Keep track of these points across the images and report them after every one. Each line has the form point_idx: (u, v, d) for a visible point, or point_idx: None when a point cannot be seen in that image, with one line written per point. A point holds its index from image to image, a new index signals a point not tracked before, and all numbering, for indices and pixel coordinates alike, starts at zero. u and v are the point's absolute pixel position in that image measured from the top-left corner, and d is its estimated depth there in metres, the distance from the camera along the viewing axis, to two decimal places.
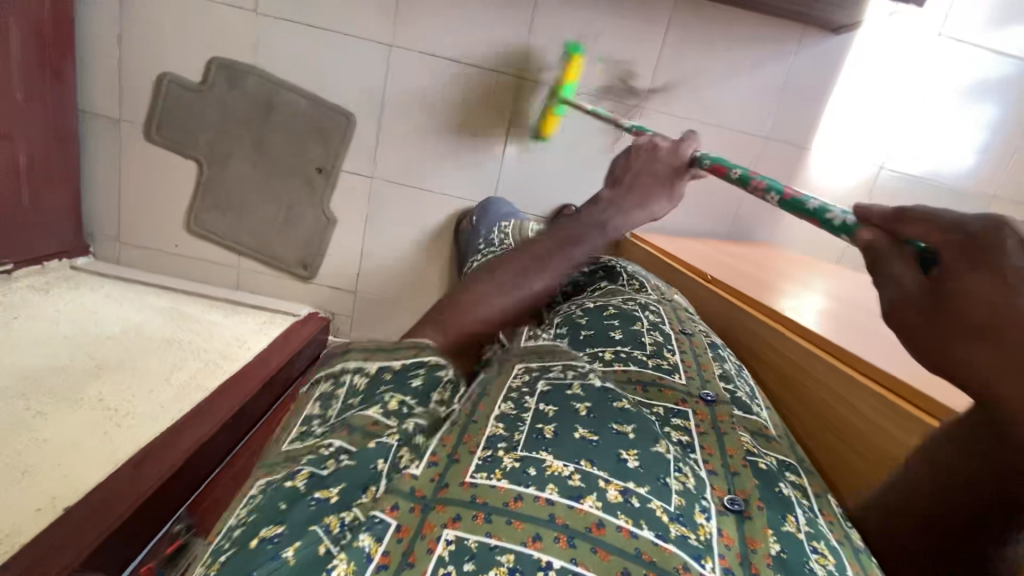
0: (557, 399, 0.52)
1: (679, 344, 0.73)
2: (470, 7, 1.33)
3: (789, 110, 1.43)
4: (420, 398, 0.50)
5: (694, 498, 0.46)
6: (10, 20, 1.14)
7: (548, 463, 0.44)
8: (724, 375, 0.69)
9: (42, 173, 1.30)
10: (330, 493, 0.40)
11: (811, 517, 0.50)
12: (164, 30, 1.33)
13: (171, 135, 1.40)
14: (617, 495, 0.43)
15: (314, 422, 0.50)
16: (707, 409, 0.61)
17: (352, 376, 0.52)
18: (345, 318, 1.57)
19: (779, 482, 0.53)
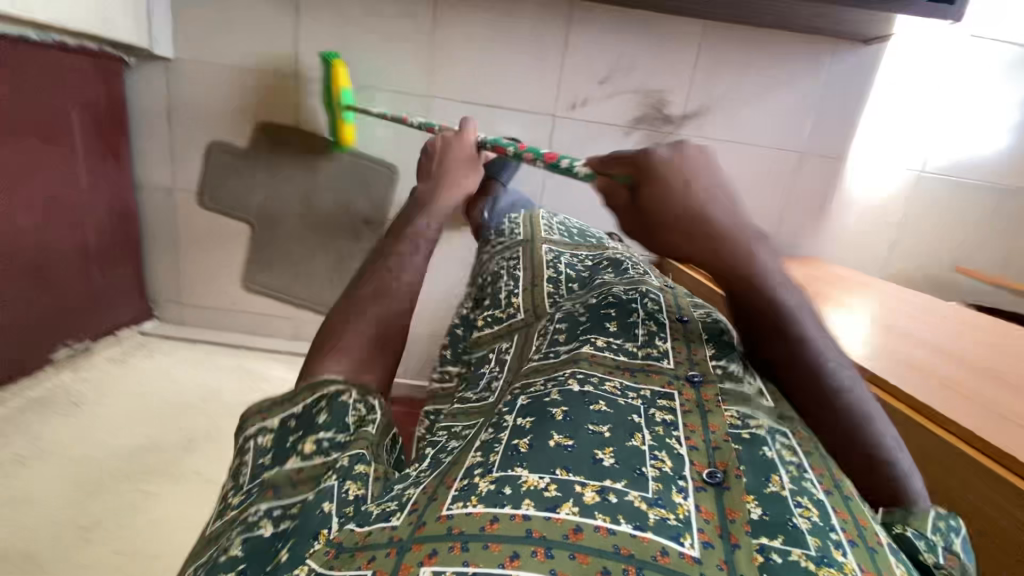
0: (535, 413, 0.51)
1: (673, 331, 0.67)
2: (503, 54, 1.37)
3: (824, 123, 1.44)
4: (337, 426, 0.51)
5: (671, 480, 0.45)
6: (72, 113, 1.20)
7: (524, 478, 0.43)
8: (718, 353, 0.62)
9: (108, 250, 1.37)
10: (278, 557, 0.42)
11: (799, 477, 0.47)
12: (210, 100, 1.38)
13: (222, 201, 1.45)
14: (593, 496, 0.42)
15: (228, 497, 0.51)
16: (693, 390, 0.57)
17: (255, 440, 0.53)
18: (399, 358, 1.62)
19: (765, 445, 0.49)
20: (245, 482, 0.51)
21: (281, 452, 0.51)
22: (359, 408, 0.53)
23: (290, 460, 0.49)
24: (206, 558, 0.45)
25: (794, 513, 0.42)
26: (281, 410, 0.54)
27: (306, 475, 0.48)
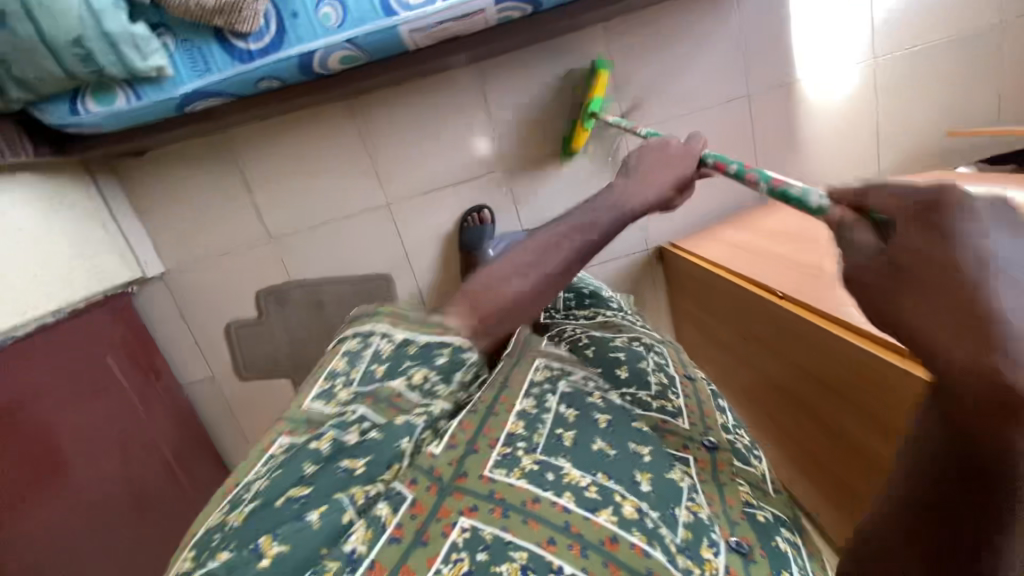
0: (576, 406, 0.63)
1: (682, 387, 0.80)
2: (436, 136, 1.43)
3: (757, 60, 1.43)
4: (443, 376, 0.56)
5: (702, 531, 0.54)
6: (109, 361, 1.32)
7: (566, 470, 0.54)
8: (726, 425, 0.75)
9: (185, 451, 1.50)
10: (355, 463, 0.50)
11: (804, 569, 0.58)
12: (211, 291, 1.50)
13: (256, 367, 1.57)
14: (632, 511, 0.51)
15: (336, 387, 0.61)
16: (708, 455, 0.67)
17: (378, 338, 0.62)
18: None
19: (776, 534, 0.60)
20: (349, 387, 0.60)
21: (394, 370, 0.57)
22: (466, 373, 0.57)
23: (397, 378, 0.57)
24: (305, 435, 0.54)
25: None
26: (409, 330, 0.59)
27: (398, 403, 0.56)
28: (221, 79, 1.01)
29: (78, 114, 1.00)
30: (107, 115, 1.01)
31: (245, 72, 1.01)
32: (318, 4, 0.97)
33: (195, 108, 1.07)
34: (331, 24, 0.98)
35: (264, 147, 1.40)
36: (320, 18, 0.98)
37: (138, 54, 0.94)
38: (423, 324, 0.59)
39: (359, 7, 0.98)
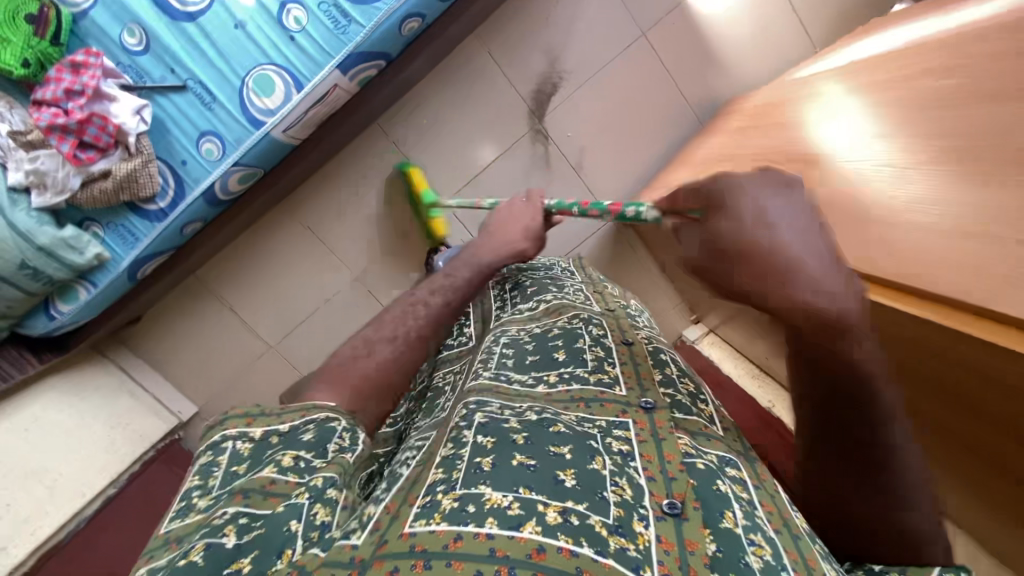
0: (495, 433, 0.57)
1: (619, 355, 0.78)
2: (373, 197, 1.49)
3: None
4: (318, 450, 0.53)
5: (631, 508, 0.49)
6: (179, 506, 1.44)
7: (487, 495, 0.48)
8: (664, 380, 0.73)
9: None
10: (239, 564, 0.42)
11: (750, 512, 0.52)
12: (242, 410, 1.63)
13: None
14: (556, 515, 0.46)
15: (193, 497, 0.50)
16: (646, 416, 0.63)
17: (236, 441, 0.54)
18: None
19: (719, 479, 0.55)
20: (209, 494, 0.49)
21: (260, 462, 0.52)
22: (342, 439, 0.55)
23: (265, 468, 0.50)
24: (167, 560, 0.43)
25: (747, 552, 0.47)
26: (268, 421, 0.56)
27: (276, 489, 0.48)
28: (150, 242, 1.11)
29: (54, 317, 1.14)
30: (77, 310, 1.14)
31: (165, 227, 1.10)
32: (198, 144, 1.07)
33: (143, 272, 1.17)
34: (215, 156, 1.07)
35: (229, 272, 1.50)
36: (204, 154, 1.07)
37: (77, 252, 1.06)
38: (284, 411, 0.57)
39: (232, 131, 1.06)
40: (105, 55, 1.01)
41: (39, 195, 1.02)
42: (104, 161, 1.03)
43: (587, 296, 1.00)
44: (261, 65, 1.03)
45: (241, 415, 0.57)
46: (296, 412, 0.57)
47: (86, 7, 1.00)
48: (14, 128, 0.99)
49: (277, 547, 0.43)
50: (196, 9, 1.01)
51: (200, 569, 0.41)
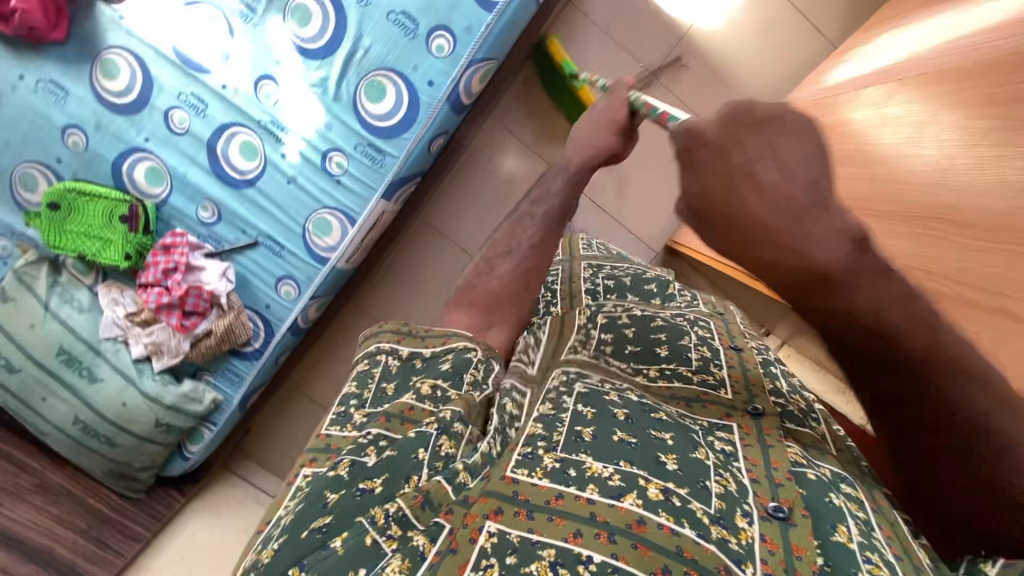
0: (595, 403, 0.47)
1: (727, 356, 0.59)
2: None
3: (640, 44, 1.41)
4: (454, 380, 0.50)
5: (735, 501, 0.41)
6: None
7: (589, 463, 0.41)
8: (776, 389, 0.56)
9: None
10: (372, 482, 0.42)
11: (867, 530, 0.41)
12: None
13: None
14: (658, 492, 0.39)
15: (348, 403, 0.50)
16: (752, 422, 0.50)
17: (388, 355, 0.53)
18: None
19: (832, 492, 0.43)
20: (363, 409, 0.49)
21: (403, 386, 0.50)
22: (473, 374, 0.51)
23: (405, 395, 0.49)
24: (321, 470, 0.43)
25: (860, 566, 0.37)
26: (416, 344, 0.54)
27: (412, 416, 0.47)
28: (253, 380, 1.26)
29: (187, 457, 1.30)
30: (203, 448, 1.29)
31: (263, 365, 1.24)
32: (278, 288, 1.20)
33: (250, 404, 1.31)
34: (293, 296, 1.20)
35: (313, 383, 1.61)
36: (284, 296, 1.20)
37: (196, 401, 1.22)
38: (427, 333, 0.55)
39: (303, 271, 1.18)
40: (188, 233, 1.16)
41: (159, 360, 1.17)
42: (205, 322, 1.17)
43: (689, 295, 0.79)
44: (317, 210, 1.15)
45: (395, 329, 0.55)
46: (446, 342, 0.53)
47: (165, 196, 1.16)
48: (130, 310, 1.17)
49: (403, 476, 0.42)
50: (252, 174, 1.14)
51: (342, 491, 0.41)
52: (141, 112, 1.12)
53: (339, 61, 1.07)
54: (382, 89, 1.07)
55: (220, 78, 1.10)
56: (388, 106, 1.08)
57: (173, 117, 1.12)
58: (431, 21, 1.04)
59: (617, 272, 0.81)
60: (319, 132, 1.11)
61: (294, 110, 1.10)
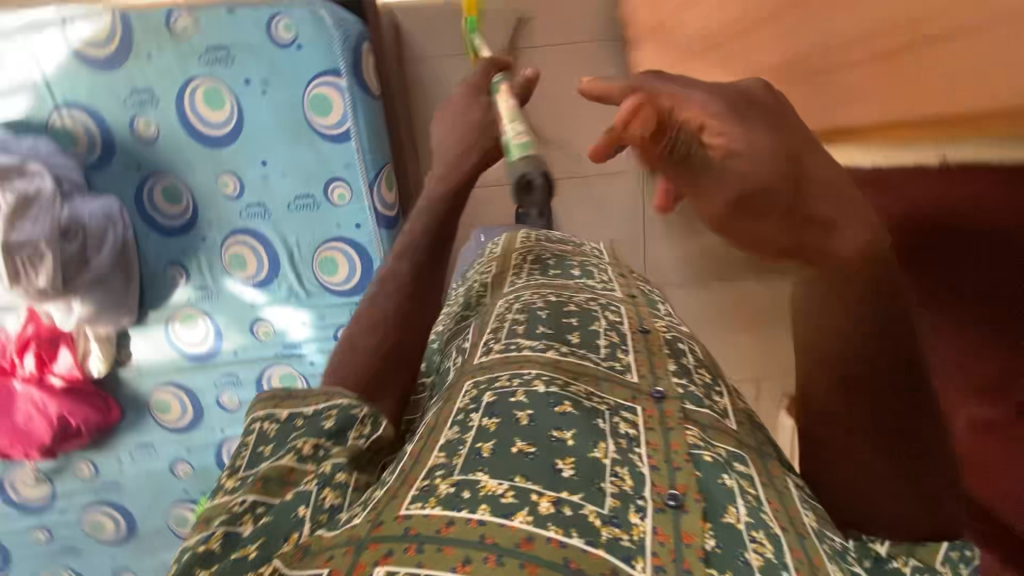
0: (502, 410, 0.40)
1: (635, 342, 0.54)
2: None
3: None
4: (335, 437, 0.45)
5: (630, 497, 0.34)
6: None
7: (483, 481, 0.33)
8: (679, 368, 0.50)
9: None
10: (248, 550, 0.35)
11: (756, 505, 0.36)
12: None
13: None
14: (549, 506, 0.32)
15: (219, 481, 0.43)
16: (657, 406, 0.44)
17: (263, 421, 0.47)
18: None
19: (727, 473, 0.38)
20: (235, 477, 0.42)
21: (283, 444, 0.44)
22: (364, 428, 0.47)
23: (283, 457, 0.42)
24: (186, 546, 0.36)
25: (745, 546, 0.33)
26: (294, 404, 0.48)
27: (292, 480, 0.41)
28: None
29: None
30: None
31: None
32: None
33: None
34: None
35: None
36: None
37: None
38: (312, 392, 0.49)
39: None
40: None
41: None
42: None
43: (614, 274, 0.72)
44: None
45: (270, 401, 0.49)
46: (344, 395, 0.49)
47: None
48: None
49: (282, 537, 0.35)
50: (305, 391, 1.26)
51: (215, 564, 0.34)
52: (203, 418, 1.28)
53: (286, 266, 1.17)
54: (333, 259, 1.16)
55: (228, 349, 1.23)
56: (346, 268, 1.16)
57: (224, 401, 1.27)
58: (322, 182, 1.12)
59: (542, 253, 0.73)
60: (317, 325, 1.21)
61: (292, 327, 1.21)
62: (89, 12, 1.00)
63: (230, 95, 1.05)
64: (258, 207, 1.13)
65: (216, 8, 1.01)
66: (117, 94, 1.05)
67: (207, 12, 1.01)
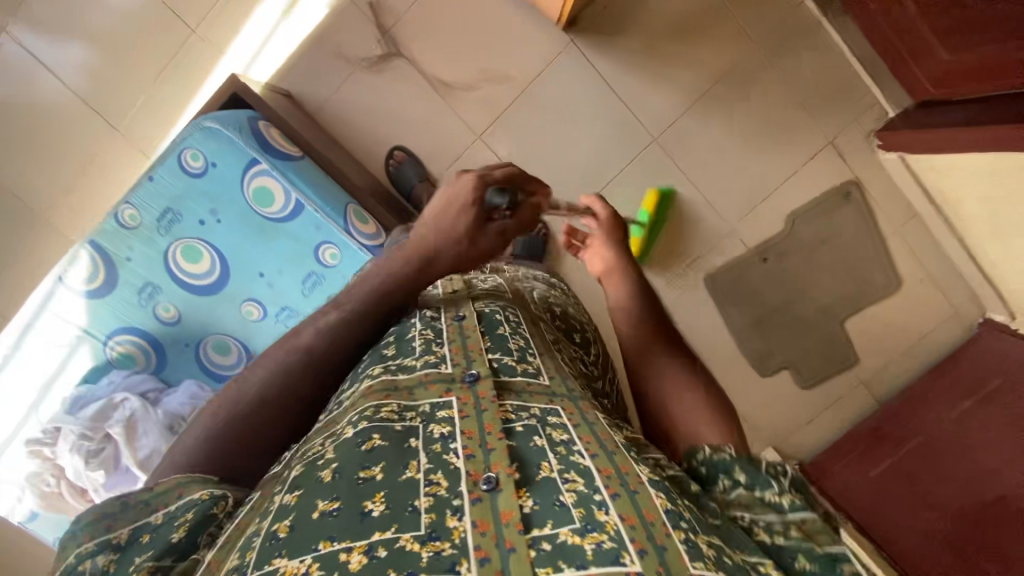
0: (298, 482, 0.50)
1: (449, 331, 0.70)
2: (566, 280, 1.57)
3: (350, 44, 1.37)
4: (178, 552, 0.48)
5: (445, 505, 0.47)
6: (877, 469, 1.50)
7: (285, 566, 0.43)
8: (488, 346, 0.68)
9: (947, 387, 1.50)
10: None
11: (533, 469, 0.51)
12: (780, 407, 1.60)
13: (824, 366, 1.57)
14: (360, 558, 0.43)
15: None
16: (470, 391, 0.60)
17: (98, 555, 0.48)
18: (857, 121, 1.44)
19: (535, 434, 0.55)
20: None
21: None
22: (224, 508, 0.52)
23: None
24: None
25: (561, 492, 0.49)
26: (132, 515, 0.50)
27: None
28: None
29: None
30: None
31: None
32: None
33: None
34: None
35: None
36: None
37: None
38: (153, 493, 0.52)
39: None
40: None
41: None
42: None
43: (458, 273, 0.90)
44: None
45: (96, 515, 0.50)
46: (201, 483, 0.54)
47: None
48: None
49: None
50: None
51: None
52: None
53: None
54: None
55: None
56: None
57: None
58: (312, 255, 1.16)
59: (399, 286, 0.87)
60: None
61: None
62: (70, 260, 1.14)
63: (199, 240, 1.13)
64: (284, 310, 1.19)
65: (139, 183, 1.09)
66: (131, 301, 1.18)
67: (137, 193, 1.10)
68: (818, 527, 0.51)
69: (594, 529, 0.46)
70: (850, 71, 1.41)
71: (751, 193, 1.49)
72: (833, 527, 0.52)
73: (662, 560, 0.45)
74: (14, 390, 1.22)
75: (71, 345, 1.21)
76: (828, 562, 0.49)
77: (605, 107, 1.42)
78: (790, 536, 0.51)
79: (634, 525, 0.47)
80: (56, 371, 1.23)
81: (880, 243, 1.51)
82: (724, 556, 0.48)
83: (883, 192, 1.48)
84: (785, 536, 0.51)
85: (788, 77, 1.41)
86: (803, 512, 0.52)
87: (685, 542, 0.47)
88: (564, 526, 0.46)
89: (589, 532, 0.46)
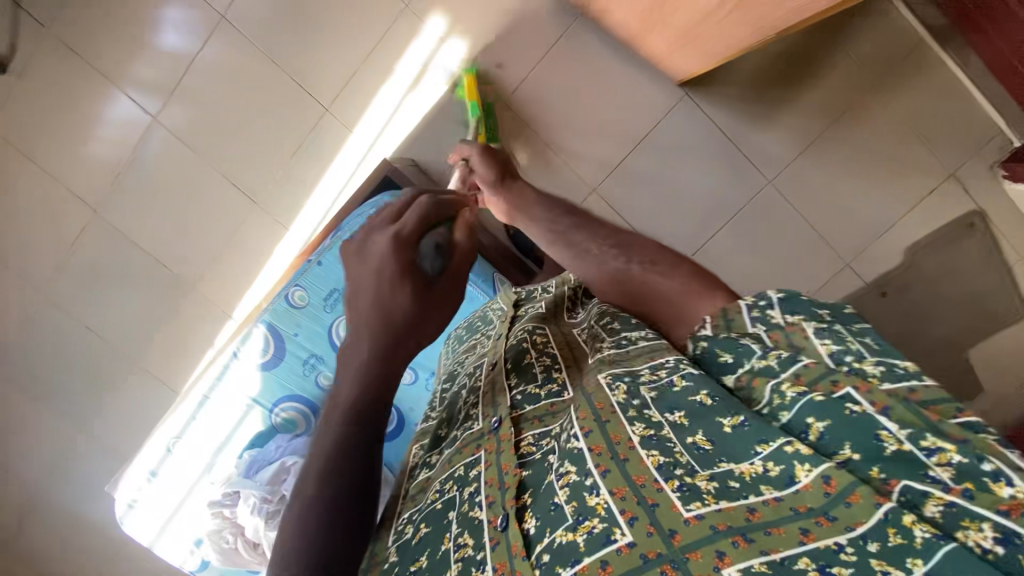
0: None
1: (484, 379, 0.75)
2: None
3: (469, 110, 1.46)
4: None
5: (471, 563, 0.51)
6: None
7: None
8: (511, 377, 0.70)
9: None
10: None
11: (546, 487, 0.53)
12: None
13: None
14: None
15: None
16: (493, 435, 0.62)
17: None
18: (979, 152, 1.41)
19: (547, 456, 0.57)
20: None
21: None
22: None
23: None
24: None
25: (557, 495, 0.50)
26: None
27: None
28: None
29: None
30: None
31: None
32: None
33: None
34: None
35: None
36: None
37: None
38: None
39: None
40: None
41: None
42: None
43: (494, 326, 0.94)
44: None
45: None
46: None
47: None
48: None
49: None
50: None
51: None
52: None
53: None
54: None
55: None
56: None
57: None
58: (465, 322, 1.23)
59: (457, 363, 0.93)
60: None
61: None
62: (245, 337, 1.27)
63: None
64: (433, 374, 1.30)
65: (309, 267, 1.24)
66: (297, 372, 1.28)
67: (305, 276, 1.25)
68: (815, 373, 0.47)
69: (584, 519, 0.46)
70: (972, 102, 1.39)
71: (863, 227, 1.49)
72: (832, 362, 0.48)
73: (652, 520, 0.44)
74: (189, 451, 1.33)
75: (243, 412, 1.32)
76: (829, 402, 0.45)
77: (716, 153, 1.46)
78: (789, 399, 0.47)
79: (623, 495, 0.47)
80: (227, 436, 1.33)
81: (1003, 271, 1.43)
82: (729, 479, 0.46)
83: (1009, 221, 1.42)
84: (788, 404, 0.47)
85: (901, 112, 1.41)
86: (794, 364, 0.49)
87: (677, 490, 0.45)
88: (560, 530, 0.47)
89: (581, 524, 0.46)
